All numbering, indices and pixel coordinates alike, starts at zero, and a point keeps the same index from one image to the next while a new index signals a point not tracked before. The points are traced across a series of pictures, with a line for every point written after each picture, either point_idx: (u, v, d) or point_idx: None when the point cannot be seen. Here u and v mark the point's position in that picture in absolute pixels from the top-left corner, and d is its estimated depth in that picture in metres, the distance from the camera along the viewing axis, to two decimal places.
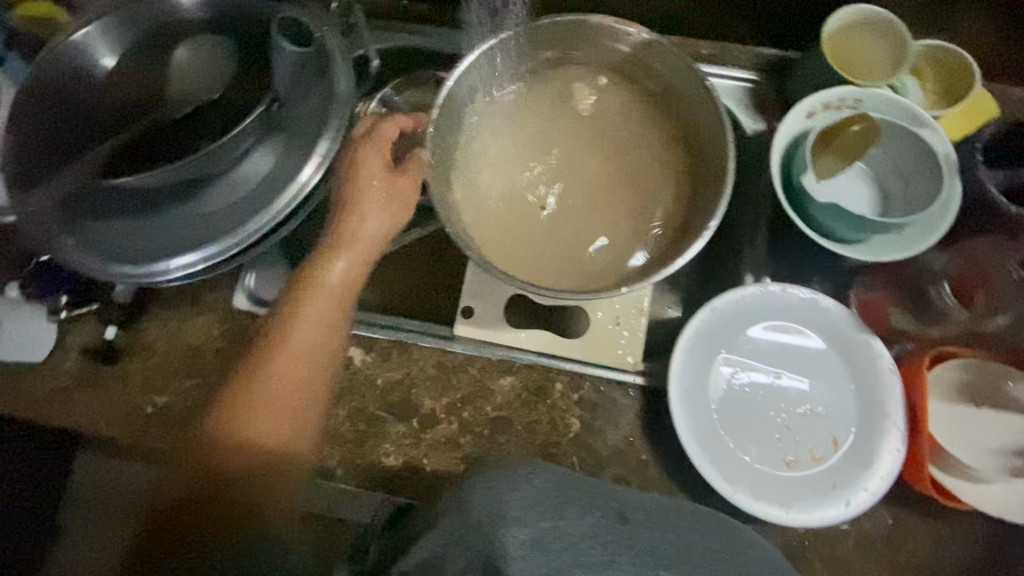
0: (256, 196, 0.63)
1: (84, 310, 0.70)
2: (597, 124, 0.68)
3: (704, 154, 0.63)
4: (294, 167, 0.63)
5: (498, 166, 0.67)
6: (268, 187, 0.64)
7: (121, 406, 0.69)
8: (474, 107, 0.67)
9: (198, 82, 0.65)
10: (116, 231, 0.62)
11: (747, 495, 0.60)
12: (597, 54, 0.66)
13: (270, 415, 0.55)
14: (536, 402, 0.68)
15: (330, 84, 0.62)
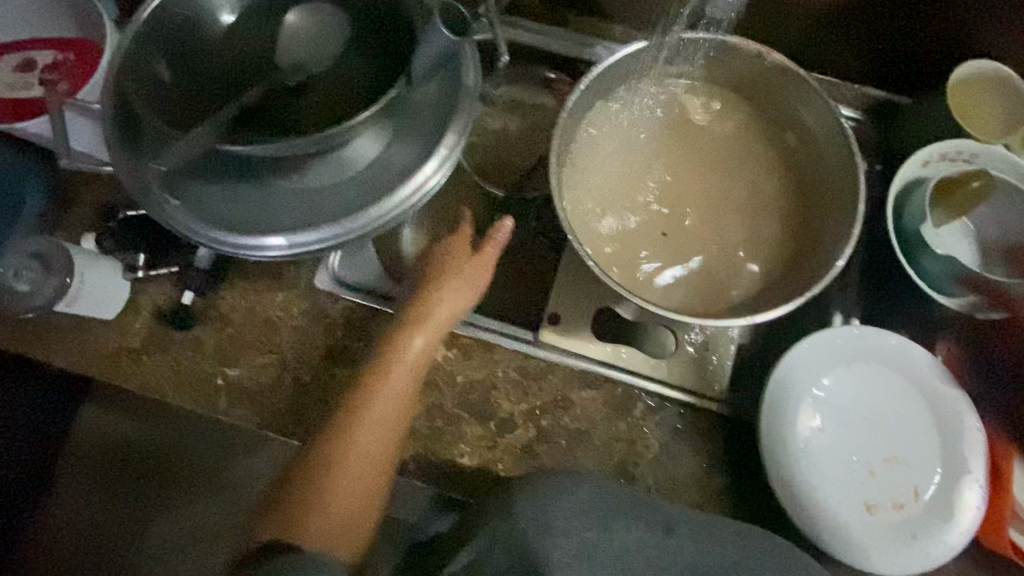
0: (365, 178, 0.61)
1: (161, 270, 0.68)
2: (710, 146, 0.67)
3: (826, 191, 0.62)
4: (408, 153, 0.61)
5: (608, 176, 0.66)
6: (377, 169, 0.61)
7: (190, 373, 0.66)
8: (591, 113, 0.65)
9: (311, 47, 0.61)
10: (221, 199, 0.60)
11: (825, 536, 0.62)
12: (721, 76, 0.65)
13: (365, 443, 0.56)
14: (617, 418, 0.67)
15: (457, 75, 0.61)
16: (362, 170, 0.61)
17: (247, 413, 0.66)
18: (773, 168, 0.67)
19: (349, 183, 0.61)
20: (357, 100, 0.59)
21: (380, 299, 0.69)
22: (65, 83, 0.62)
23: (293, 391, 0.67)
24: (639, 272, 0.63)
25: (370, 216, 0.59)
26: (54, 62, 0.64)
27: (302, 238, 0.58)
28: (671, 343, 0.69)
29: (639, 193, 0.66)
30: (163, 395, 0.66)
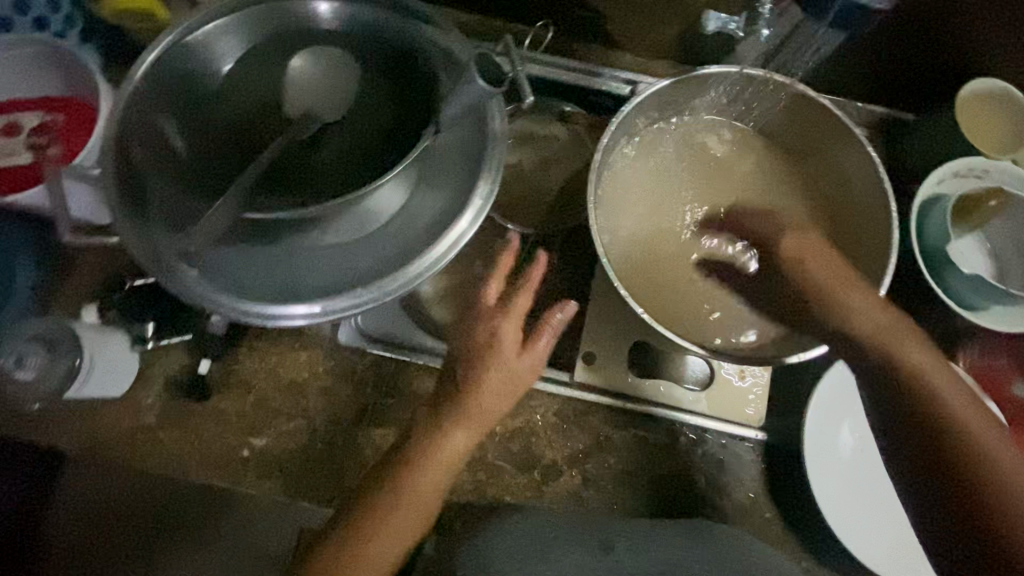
0: (394, 232, 0.58)
1: (171, 339, 0.63)
2: (733, 176, 0.67)
3: (854, 218, 0.63)
4: (437, 205, 0.59)
5: (636, 213, 0.65)
6: (406, 222, 0.59)
7: (213, 447, 0.63)
8: (615, 151, 0.64)
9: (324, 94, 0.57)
10: (241, 264, 0.56)
11: (881, 558, 0.62)
12: (742, 105, 0.65)
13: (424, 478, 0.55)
14: (661, 456, 0.67)
15: (482, 120, 0.59)
16: (388, 225, 0.58)
17: (279, 484, 0.62)
18: (796, 196, 0.67)
19: (376, 239, 0.58)
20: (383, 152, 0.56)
21: (410, 351, 0.67)
22: (56, 148, 0.58)
23: (326, 456, 0.63)
24: (669, 311, 0.63)
25: (404, 275, 0.56)
26: (42, 125, 0.59)
27: (333, 303, 0.55)
28: (706, 374, 0.68)
29: (667, 227, 0.65)
30: (186, 473, 0.62)
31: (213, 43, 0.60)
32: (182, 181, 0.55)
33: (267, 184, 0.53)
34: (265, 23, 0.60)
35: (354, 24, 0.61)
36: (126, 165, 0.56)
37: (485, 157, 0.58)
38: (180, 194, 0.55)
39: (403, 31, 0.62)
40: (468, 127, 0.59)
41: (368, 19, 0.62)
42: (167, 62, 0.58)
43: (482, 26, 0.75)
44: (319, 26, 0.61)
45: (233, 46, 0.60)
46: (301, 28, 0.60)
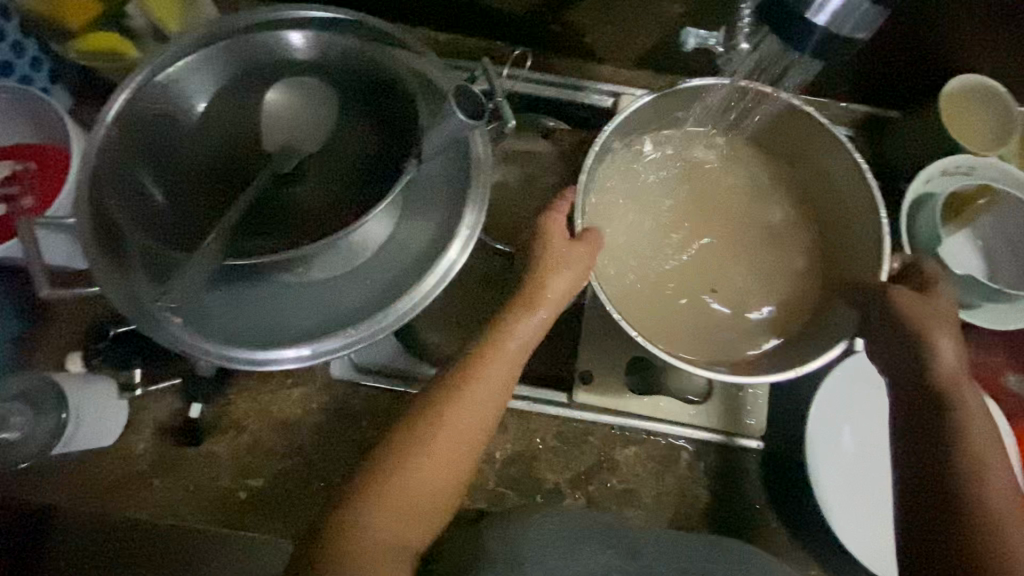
0: (380, 265, 0.57)
1: (161, 384, 0.62)
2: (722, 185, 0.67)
3: (845, 226, 0.63)
4: (423, 235, 0.58)
5: (626, 229, 0.64)
6: (392, 254, 0.58)
7: (209, 491, 0.61)
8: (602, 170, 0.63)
9: (300, 126, 0.55)
10: (226, 308, 0.55)
11: (888, 563, 0.61)
12: (726, 117, 0.65)
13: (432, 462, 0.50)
14: (665, 473, 0.66)
15: (465, 147, 0.58)
16: (375, 259, 0.57)
17: (278, 525, 0.61)
18: (783, 204, 0.67)
19: (363, 275, 0.57)
20: (364, 186, 0.54)
21: (404, 381, 0.65)
22: (30, 197, 0.57)
23: (324, 494, 0.62)
24: (666, 325, 0.62)
25: (393, 311, 0.55)
26: (13, 175, 0.58)
27: (322, 345, 0.54)
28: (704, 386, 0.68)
29: (657, 242, 0.64)
30: (182, 520, 0.61)
31: (185, 79, 0.58)
32: (159, 229, 0.54)
33: (246, 228, 0.52)
34: (236, 58, 0.59)
35: (328, 54, 0.60)
36: (101, 214, 0.55)
37: (469, 185, 0.57)
38: (158, 243, 0.53)
39: (378, 56, 0.60)
40: (451, 154, 0.58)
41: (343, 47, 0.60)
42: (137, 104, 0.57)
43: (460, 47, 0.74)
44: (293, 58, 0.59)
45: (204, 82, 0.58)
46: (274, 61, 0.59)
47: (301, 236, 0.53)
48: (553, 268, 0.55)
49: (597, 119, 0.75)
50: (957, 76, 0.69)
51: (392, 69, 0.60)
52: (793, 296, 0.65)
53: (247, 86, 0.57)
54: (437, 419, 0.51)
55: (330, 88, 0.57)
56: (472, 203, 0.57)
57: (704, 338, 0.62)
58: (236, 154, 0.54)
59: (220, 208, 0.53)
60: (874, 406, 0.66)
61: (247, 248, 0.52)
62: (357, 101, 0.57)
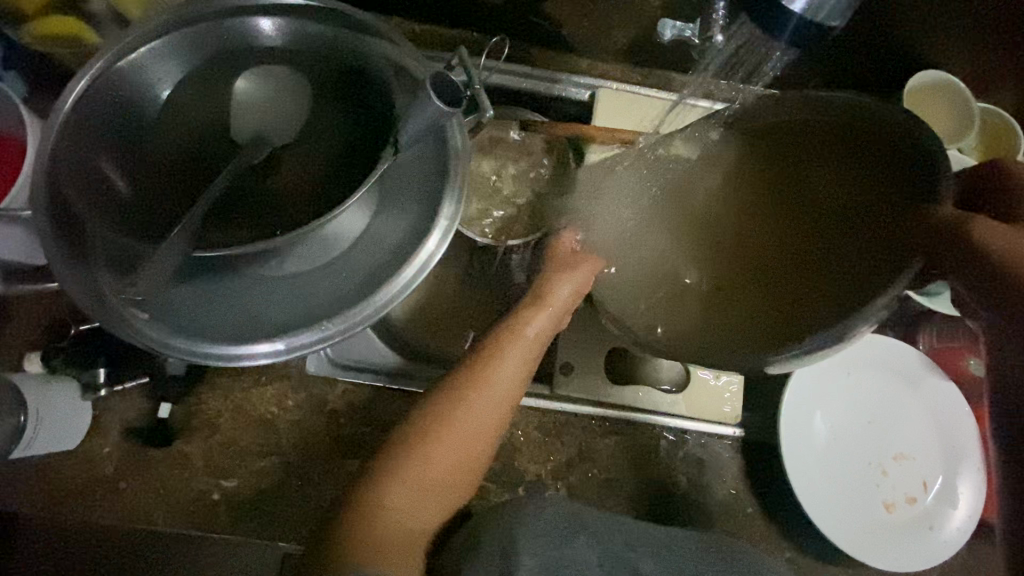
0: (356, 258, 0.56)
1: (127, 384, 0.59)
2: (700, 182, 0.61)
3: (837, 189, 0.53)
4: (401, 226, 0.57)
5: (604, 220, 0.64)
6: (368, 246, 0.57)
7: (180, 493, 0.59)
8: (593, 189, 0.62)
9: (270, 115, 0.54)
10: (196, 303, 0.53)
11: (857, 543, 0.63)
12: None
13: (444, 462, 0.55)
14: (644, 463, 0.67)
15: (442, 137, 0.57)
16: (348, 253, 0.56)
17: (255, 525, 0.60)
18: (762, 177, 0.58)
19: (338, 267, 0.56)
20: (339, 176, 0.53)
21: (382, 377, 0.65)
22: None
23: (302, 492, 0.61)
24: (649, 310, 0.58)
25: (368, 305, 0.54)
26: None
27: (295, 339, 0.53)
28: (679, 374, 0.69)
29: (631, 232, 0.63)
30: (152, 523, 0.59)
31: (149, 64, 0.56)
32: (122, 220, 0.51)
33: (215, 220, 0.51)
34: (203, 44, 0.56)
35: (300, 43, 0.58)
36: (60, 206, 0.52)
37: (447, 176, 0.57)
38: (121, 235, 0.51)
39: (352, 44, 0.59)
40: (428, 144, 0.58)
41: (316, 34, 0.59)
42: (96, 88, 0.54)
43: (437, 37, 0.73)
44: (264, 46, 0.58)
45: (171, 69, 0.56)
46: (243, 47, 0.57)
47: (272, 228, 0.52)
48: (552, 285, 0.60)
49: (575, 112, 0.75)
50: (921, 71, 0.71)
51: (367, 58, 0.58)
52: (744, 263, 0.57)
53: (214, 72, 0.55)
54: (447, 423, 0.56)
55: (302, 76, 0.56)
56: (450, 194, 0.56)
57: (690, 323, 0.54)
58: (204, 143, 0.53)
59: (187, 199, 0.51)
60: (846, 391, 0.68)
61: (215, 240, 0.50)
62: (331, 91, 0.56)
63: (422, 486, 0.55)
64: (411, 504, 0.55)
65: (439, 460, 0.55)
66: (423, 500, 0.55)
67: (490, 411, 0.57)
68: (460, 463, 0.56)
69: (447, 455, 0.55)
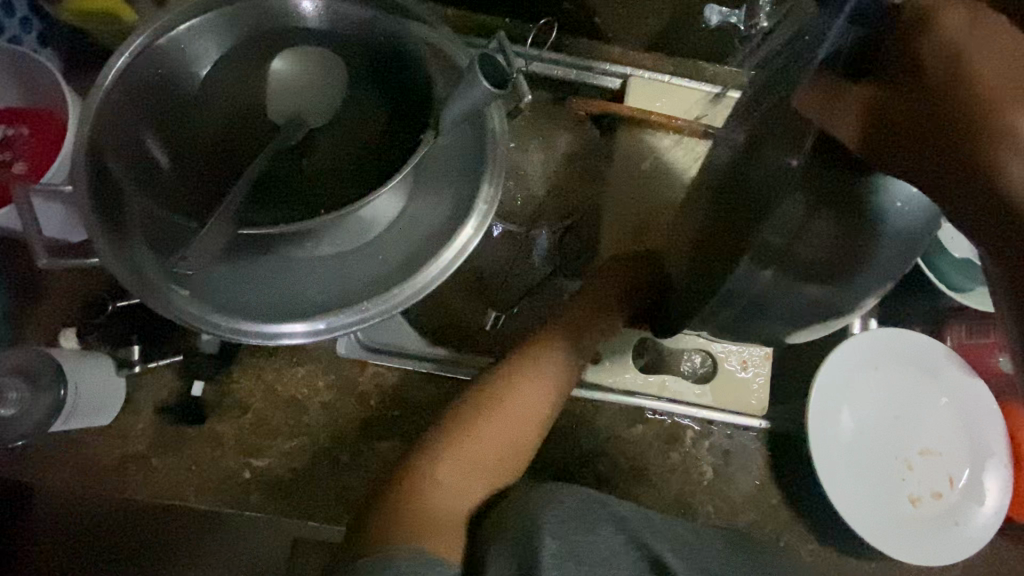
0: (394, 241, 0.57)
1: (161, 363, 0.60)
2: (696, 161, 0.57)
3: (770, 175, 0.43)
4: (439, 211, 0.57)
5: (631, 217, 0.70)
6: (405, 230, 0.57)
7: (213, 470, 0.60)
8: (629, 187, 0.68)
9: (310, 97, 0.54)
10: (237, 282, 0.54)
11: (883, 536, 0.63)
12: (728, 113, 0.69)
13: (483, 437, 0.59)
14: (670, 454, 0.67)
15: (482, 122, 0.57)
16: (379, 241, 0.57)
17: (285, 505, 0.60)
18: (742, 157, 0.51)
19: (375, 250, 0.56)
20: (380, 160, 0.53)
21: (412, 362, 0.65)
22: (22, 162, 0.55)
23: (332, 473, 0.61)
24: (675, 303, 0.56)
25: (407, 287, 0.54)
26: (5, 139, 0.56)
27: (334, 319, 0.53)
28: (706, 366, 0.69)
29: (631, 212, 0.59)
30: (184, 500, 0.59)
31: (192, 41, 0.56)
32: (165, 198, 0.52)
33: (258, 199, 0.51)
34: (245, 23, 0.57)
35: (341, 25, 0.58)
36: (101, 182, 0.52)
37: (485, 161, 0.57)
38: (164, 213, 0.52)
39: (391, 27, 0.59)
40: (466, 130, 0.58)
41: (357, 19, 0.58)
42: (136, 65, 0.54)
43: (471, 23, 0.73)
44: (307, 27, 0.58)
45: (213, 46, 0.56)
46: (285, 27, 0.57)
47: (314, 208, 0.52)
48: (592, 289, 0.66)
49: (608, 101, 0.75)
50: None
51: (408, 41, 0.58)
52: (716, 225, 0.48)
53: (257, 53, 0.55)
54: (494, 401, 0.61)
55: (342, 59, 0.56)
56: (489, 180, 0.56)
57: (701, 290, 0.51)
58: (244, 122, 0.52)
59: (230, 179, 0.52)
60: (872, 386, 0.68)
61: (258, 219, 0.51)
62: (371, 75, 0.56)
63: (462, 464, 0.58)
64: (452, 481, 0.56)
65: (481, 438, 0.59)
66: (461, 479, 0.57)
67: (533, 395, 0.61)
68: (500, 445, 0.60)
69: (489, 434, 0.59)
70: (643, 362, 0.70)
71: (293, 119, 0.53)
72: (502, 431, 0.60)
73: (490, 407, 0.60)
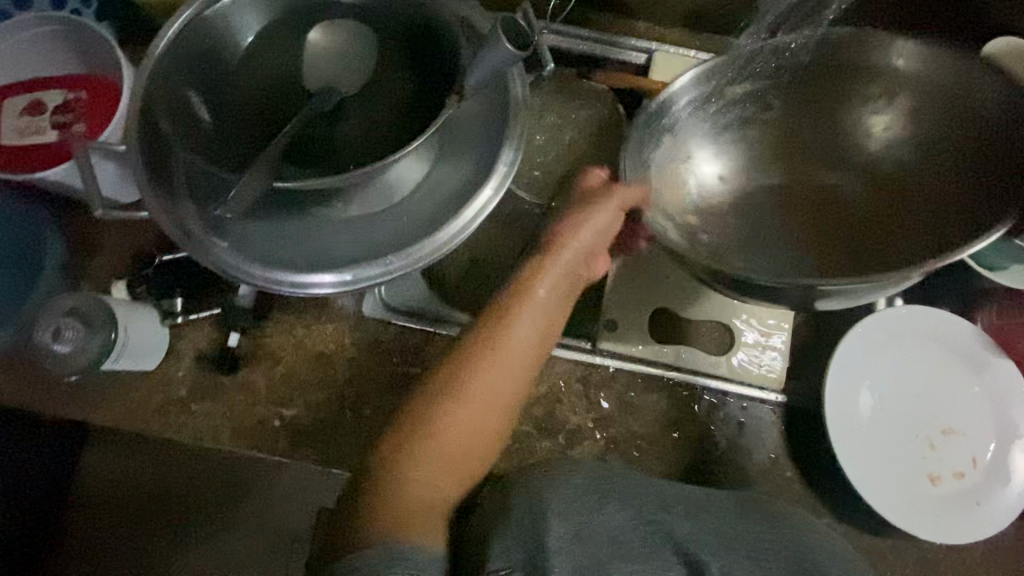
0: (417, 203, 0.59)
1: (201, 315, 0.64)
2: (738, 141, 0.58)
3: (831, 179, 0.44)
4: (461, 173, 0.59)
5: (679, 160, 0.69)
6: (428, 192, 0.59)
7: (246, 417, 0.64)
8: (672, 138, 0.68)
9: (342, 64, 0.57)
10: (271, 236, 0.57)
11: (899, 512, 0.63)
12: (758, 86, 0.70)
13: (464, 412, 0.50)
14: (684, 424, 0.68)
15: (504, 89, 0.59)
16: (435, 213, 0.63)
17: (311, 453, 0.64)
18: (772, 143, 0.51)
19: (399, 210, 0.59)
20: (405, 122, 0.56)
21: (434, 323, 0.67)
22: (82, 124, 0.59)
23: (355, 425, 0.64)
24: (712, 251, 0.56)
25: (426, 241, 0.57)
26: (66, 104, 0.60)
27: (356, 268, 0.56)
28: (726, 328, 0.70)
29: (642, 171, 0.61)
30: (219, 443, 0.63)
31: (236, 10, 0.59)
32: (206, 152, 0.55)
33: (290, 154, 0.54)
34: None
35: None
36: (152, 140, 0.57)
37: (506, 126, 0.59)
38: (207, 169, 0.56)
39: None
40: (488, 97, 0.60)
41: None
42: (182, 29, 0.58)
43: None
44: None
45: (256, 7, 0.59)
46: None
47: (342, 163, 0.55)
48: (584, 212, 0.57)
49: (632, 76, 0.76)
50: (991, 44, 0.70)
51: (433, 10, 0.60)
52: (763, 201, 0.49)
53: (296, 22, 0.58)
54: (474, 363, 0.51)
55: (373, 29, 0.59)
56: (508, 143, 0.58)
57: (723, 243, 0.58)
58: (282, 87, 0.56)
59: (263, 136, 0.55)
60: (895, 364, 0.67)
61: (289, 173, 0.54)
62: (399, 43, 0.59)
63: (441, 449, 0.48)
64: (432, 469, 0.48)
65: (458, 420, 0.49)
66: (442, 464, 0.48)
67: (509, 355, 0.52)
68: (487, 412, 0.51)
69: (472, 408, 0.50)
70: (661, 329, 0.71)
71: (325, 85, 0.56)
72: (492, 394, 0.51)
73: (471, 369, 0.50)
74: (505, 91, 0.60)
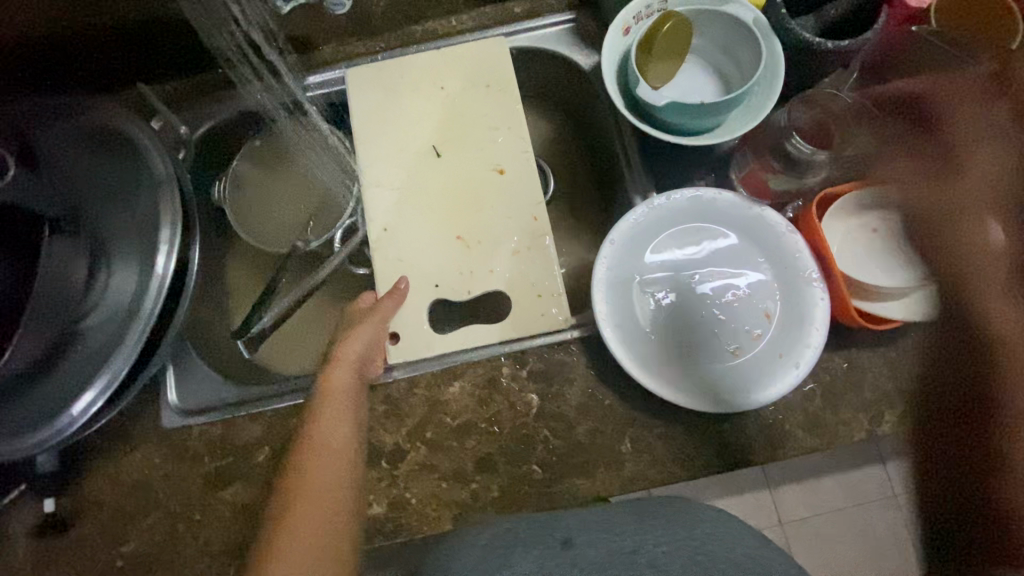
0: (118, 319, 0.61)
1: (15, 495, 0.67)
2: (459, 123, 0.76)
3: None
4: (145, 269, 0.62)
5: (399, 163, 0.75)
6: (125, 307, 0.61)
7: (88, 568, 0.66)
8: (397, 125, 0.76)
9: None
10: (11, 413, 0.59)
11: (708, 396, 0.62)
12: (435, 45, 0.79)
13: None
14: (493, 399, 0.68)
15: (149, 174, 0.63)
16: None
17: None
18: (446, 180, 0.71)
19: (111, 328, 0.61)
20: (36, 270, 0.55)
21: (225, 407, 0.69)
22: None
23: (190, 532, 0.66)
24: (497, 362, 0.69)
25: (145, 318, 0.61)
26: None
27: (113, 373, 0.60)
28: (497, 278, 0.71)
29: (385, 180, 0.74)
30: None
31: None
32: None
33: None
34: None
35: None
36: None
37: (163, 204, 0.63)
38: None
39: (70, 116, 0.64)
40: (141, 189, 0.63)
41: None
42: None
43: (175, 94, 0.76)
44: None
45: None
46: None
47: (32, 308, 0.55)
48: None
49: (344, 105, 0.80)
50: None
51: None
52: None
53: None
54: None
55: None
56: (166, 221, 0.63)
57: (416, 274, 0.72)
58: None
59: None
60: (661, 261, 0.68)
61: None
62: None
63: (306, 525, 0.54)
64: None
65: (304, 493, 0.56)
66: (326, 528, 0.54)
67: (350, 427, 0.61)
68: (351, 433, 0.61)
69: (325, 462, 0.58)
70: (466, 311, 0.75)
71: None
72: None
73: None
74: (152, 176, 0.64)
